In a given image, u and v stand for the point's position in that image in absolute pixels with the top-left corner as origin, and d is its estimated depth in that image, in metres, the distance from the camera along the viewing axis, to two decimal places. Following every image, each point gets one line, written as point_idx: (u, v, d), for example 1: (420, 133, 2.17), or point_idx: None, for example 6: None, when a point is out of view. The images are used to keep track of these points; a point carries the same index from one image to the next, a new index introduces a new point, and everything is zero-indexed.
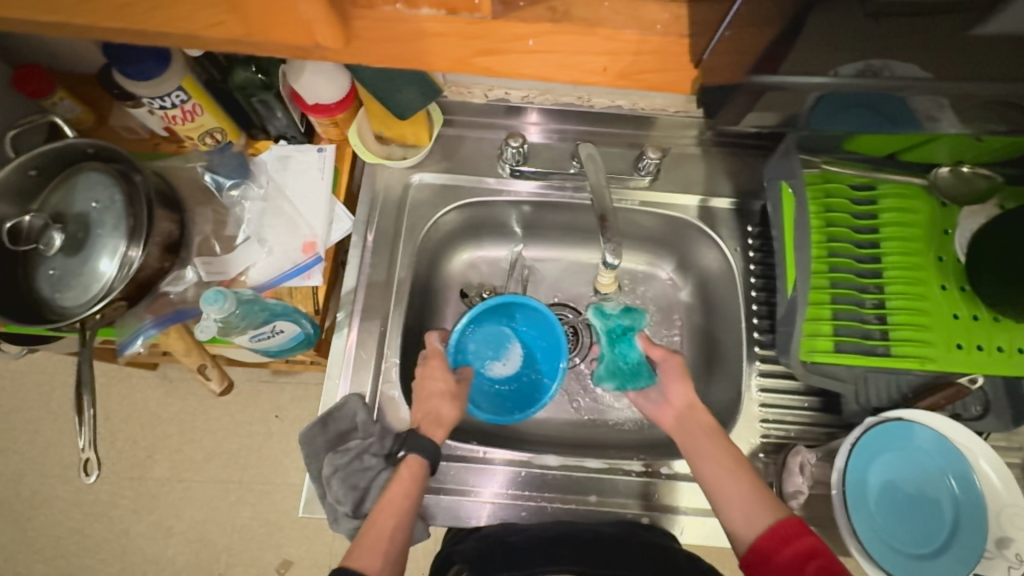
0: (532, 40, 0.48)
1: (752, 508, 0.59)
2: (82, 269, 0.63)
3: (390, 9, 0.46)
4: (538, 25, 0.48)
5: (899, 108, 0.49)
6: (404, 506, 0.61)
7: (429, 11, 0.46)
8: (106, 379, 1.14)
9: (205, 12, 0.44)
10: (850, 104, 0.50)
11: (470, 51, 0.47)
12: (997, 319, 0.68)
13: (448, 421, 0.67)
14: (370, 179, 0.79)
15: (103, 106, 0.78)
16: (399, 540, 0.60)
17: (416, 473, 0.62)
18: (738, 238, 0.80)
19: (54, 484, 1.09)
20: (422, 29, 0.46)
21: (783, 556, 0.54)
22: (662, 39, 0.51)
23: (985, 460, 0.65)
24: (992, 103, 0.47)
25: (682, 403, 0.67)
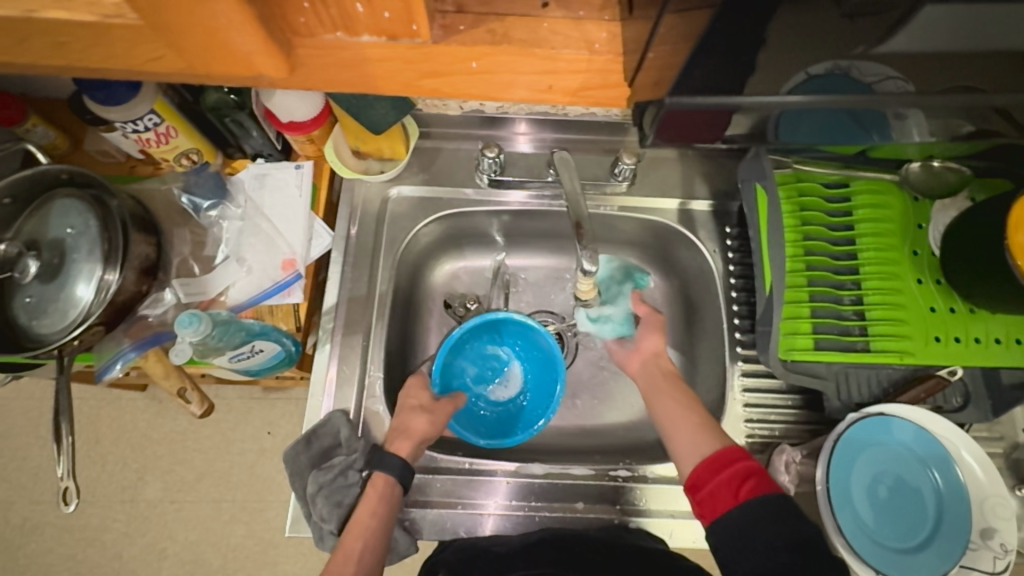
0: (475, 62, 0.46)
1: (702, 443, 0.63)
2: (59, 295, 0.62)
3: (331, 37, 0.43)
4: (477, 47, 0.45)
5: (875, 115, 0.47)
6: (373, 524, 0.62)
7: (371, 38, 0.43)
8: (94, 402, 1.13)
9: (142, 45, 0.42)
10: (819, 115, 0.48)
11: (414, 75, 0.46)
12: (971, 310, 0.69)
13: (416, 434, 0.67)
14: (348, 194, 0.79)
15: (78, 130, 0.78)
16: (368, 559, 0.61)
17: (384, 492, 0.63)
18: (717, 239, 0.80)
19: (44, 511, 1.08)
20: (364, 55, 0.44)
21: (722, 479, 0.56)
22: (598, 60, 0.46)
23: (968, 451, 0.65)
24: (963, 110, 0.45)
25: (650, 351, 0.74)
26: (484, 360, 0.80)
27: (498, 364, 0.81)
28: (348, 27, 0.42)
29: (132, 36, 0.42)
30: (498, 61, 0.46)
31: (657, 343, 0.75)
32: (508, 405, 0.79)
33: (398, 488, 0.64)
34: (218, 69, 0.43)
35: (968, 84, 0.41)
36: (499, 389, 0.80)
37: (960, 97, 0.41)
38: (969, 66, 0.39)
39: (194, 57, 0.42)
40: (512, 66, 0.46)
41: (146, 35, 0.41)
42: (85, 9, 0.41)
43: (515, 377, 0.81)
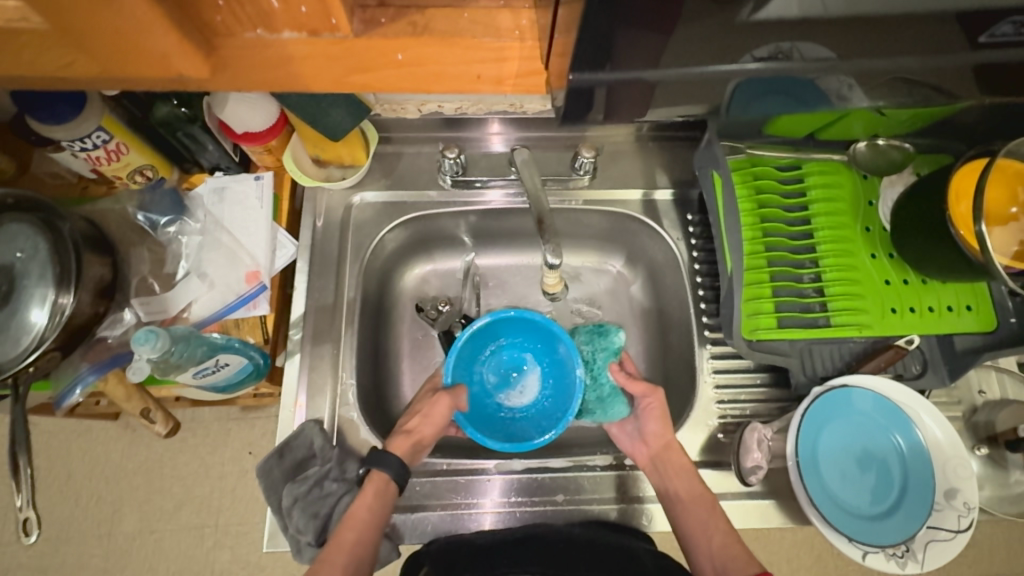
0: (400, 54, 0.41)
1: (728, 547, 0.63)
2: (10, 322, 0.60)
3: (251, 35, 0.39)
4: (400, 39, 0.40)
5: (810, 90, 0.48)
6: (368, 520, 0.61)
7: (292, 34, 0.39)
8: (64, 436, 1.09)
9: (52, 50, 0.37)
10: (767, 92, 0.49)
11: (342, 70, 0.41)
12: (924, 281, 0.72)
13: (415, 436, 0.67)
14: (311, 203, 0.79)
15: (24, 153, 0.76)
16: (360, 552, 0.60)
17: (381, 489, 0.63)
18: (679, 227, 0.82)
19: (16, 552, 1.04)
20: (288, 54, 0.40)
21: None
22: (521, 46, 0.42)
23: (926, 415, 0.68)
24: (895, 83, 0.46)
25: (659, 443, 0.69)
26: (503, 366, 0.79)
27: (513, 370, 0.79)
28: (268, 23, 0.39)
29: (36, 42, 0.36)
30: (422, 53, 0.41)
31: (663, 429, 0.69)
32: (525, 412, 0.76)
33: (394, 487, 0.64)
34: (138, 73, 0.38)
35: (901, 49, 0.40)
36: (516, 396, 0.77)
37: (892, 66, 0.42)
38: (903, 29, 0.38)
39: (110, 59, 0.37)
40: (438, 57, 0.42)
41: (52, 41, 0.36)
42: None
43: (531, 382, 0.78)
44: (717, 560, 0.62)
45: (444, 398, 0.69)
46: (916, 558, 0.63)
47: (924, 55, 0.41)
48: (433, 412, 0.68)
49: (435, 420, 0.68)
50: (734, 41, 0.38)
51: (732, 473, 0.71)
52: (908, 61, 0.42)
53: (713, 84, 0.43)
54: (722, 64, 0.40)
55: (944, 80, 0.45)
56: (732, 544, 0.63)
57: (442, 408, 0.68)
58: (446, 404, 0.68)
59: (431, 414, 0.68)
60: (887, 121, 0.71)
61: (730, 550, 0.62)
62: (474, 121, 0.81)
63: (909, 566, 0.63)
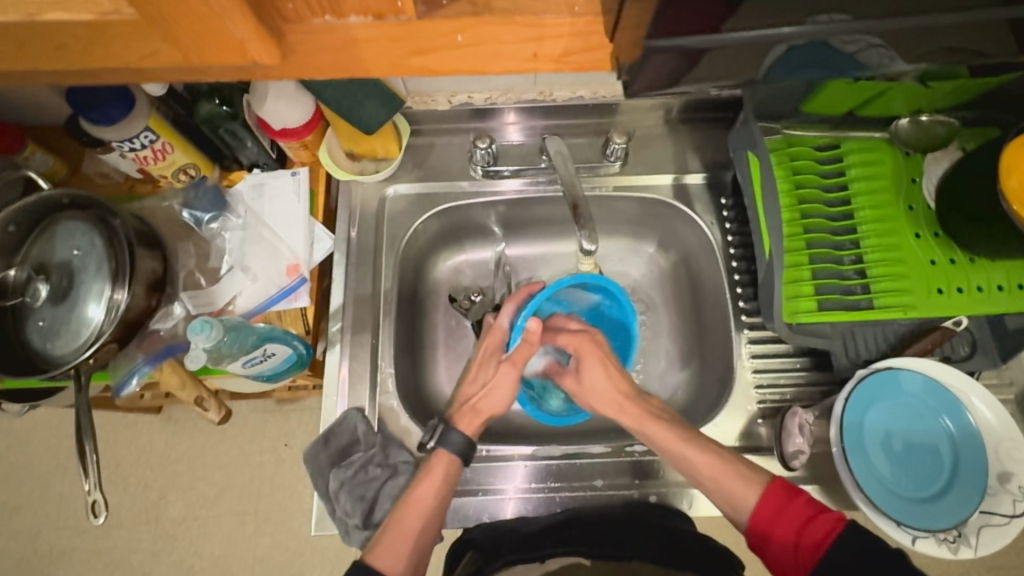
0: (460, 35, 0.41)
1: (723, 481, 0.60)
2: (71, 316, 0.63)
3: (320, 21, 0.41)
4: (461, 19, 0.41)
5: (859, 59, 0.47)
6: (433, 507, 0.62)
7: (359, 18, 0.41)
8: (112, 427, 1.14)
9: (139, 40, 0.38)
10: (814, 61, 0.47)
11: (402, 52, 0.42)
12: (972, 260, 0.69)
13: (483, 413, 0.68)
14: (345, 196, 0.81)
15: (74, 154, 0.80)
16: (424, 541, 0.61)
17: (448, 473, 0.64)
18: (713, 211, 0.81)
19: (70, 537, 1.09)
20: (352, 37, 0.41)
21: (782, 528, 0.55)
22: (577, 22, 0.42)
23: (977, 397, 0.66)
24: (948, 45, 0.45)
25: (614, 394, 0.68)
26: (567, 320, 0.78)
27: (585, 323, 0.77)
28: (336, 8, 0.40)
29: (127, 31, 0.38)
30: (482, 33, 0.41)
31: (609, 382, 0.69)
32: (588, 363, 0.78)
33: (458, 466, 0.65)
34: (214, 61, 0.40)
35: (964, 4, 0.39)
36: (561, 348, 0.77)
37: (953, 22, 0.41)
38: None
39: (191, 48, 0.38)
40: (497, 35, 0.42)
41: (145, 31, 0.38)
42: (84, 7, 0.38)
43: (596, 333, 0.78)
44: (724, 498, 0.60)
45: (511, 369, 0.68)
46: (969, 543, 0.62)
47: (986, 12, 0.39)
48: (498, 385, 0.68)
49: (502, 394, 0.68)
50: (783, 8, 0.37)
51: (773, 457, 0.71)
52: (967, 22, 0.41)
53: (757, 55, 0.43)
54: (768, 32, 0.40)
55: (1004, 42, 0.44)
56: (723, 473, 0.60)
57: (507, 384, 0.68)
58: (512, 377, 0.68)
59: (497, 388, 0.68)
60: (931, 94, 0.70)
61: (745, 489, 0.59)
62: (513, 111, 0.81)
63: (962, 551, 0.61)
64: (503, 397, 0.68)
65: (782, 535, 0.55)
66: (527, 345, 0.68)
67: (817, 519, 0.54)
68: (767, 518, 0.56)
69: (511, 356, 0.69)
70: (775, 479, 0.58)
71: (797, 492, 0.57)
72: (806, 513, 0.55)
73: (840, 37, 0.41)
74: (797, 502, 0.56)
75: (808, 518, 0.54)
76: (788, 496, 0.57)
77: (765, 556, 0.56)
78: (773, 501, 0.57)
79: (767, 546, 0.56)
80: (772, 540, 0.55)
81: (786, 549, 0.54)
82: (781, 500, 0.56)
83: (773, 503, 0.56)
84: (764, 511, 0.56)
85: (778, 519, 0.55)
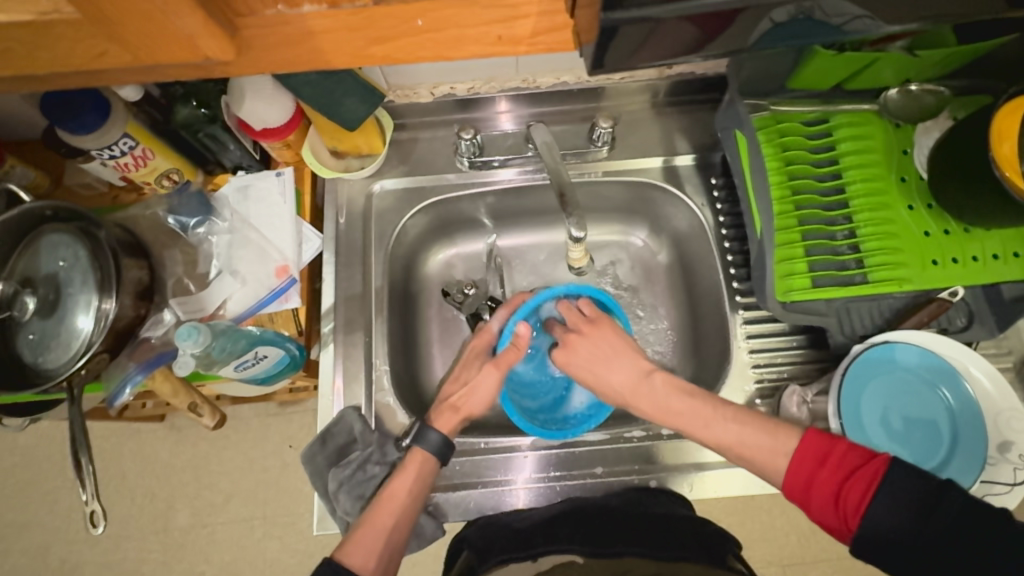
0: (421, 20, 0.40)
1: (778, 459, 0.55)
2: (60, 328, 0.63)
3: (272, 12, 0.39)
4: (419, 3, 0.39)
5: (840, 29, 0.45)
6: (407, 502, 0.62)
7: (313, 6, 0.39)
8: (115, 439, 1.14)
9: (86, 41, 0.37)
10: (796, 33, 0.46)
11: (364, 42, 0.41)
12: (967, 230, 0.68)
13: (462, 411, 0.68)
14: (332, 195, 0.80)
15: (57, 167, 0.79)
16: (395, 536, 0.61)
17: (422, 470, 0.64)
18: (704, 193, 0.80)
19: (81, 549, 1.10)
20: (308, 28, 0.39)
21: (824, 480, 0.51)
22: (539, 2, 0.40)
23: (975, 366, 0.65)
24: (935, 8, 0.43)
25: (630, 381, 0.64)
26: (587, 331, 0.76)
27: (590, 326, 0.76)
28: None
29: (77, 34, 0.36)
30: (442, 17, 0.40)
31: (619, 378, 0.65)
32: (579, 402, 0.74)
33: (435, 466, 0.65)
34: (172, 59, 0.38)
35: None
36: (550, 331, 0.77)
37: None
38: None
39: (141, 48, 0.37)
40: (461, 19, 0.40)
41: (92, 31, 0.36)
42: (25, 7, 0.35)
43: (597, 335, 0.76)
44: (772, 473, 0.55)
45: (494, 372, 0.68)
46: None
47: None
48: (479, 385, 0.69)
49: (482, 395, 0.68)
50: None
51: None
52: None
53: (734, 30, 0.42)
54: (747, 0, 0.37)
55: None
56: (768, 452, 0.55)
57: (489, 383, 0.68)
58: (495, 378, 0.69)
59: (478, 386, 0.69)
60: (919, 64, 0.68)
61: (774, 460, 0.55)
62: (510, 98, 0.80)
63: None
64: (484, 398, 0.68)
65: (824, 486, 0.51)
66: (514, 349, 0.68)
67: (858, 472, 0.50)
68: (807, 474, 0.52)
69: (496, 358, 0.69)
70: (808, 434, 0.53)
71: (833, 444, 0.52)
72: (849, 464, 0.50)
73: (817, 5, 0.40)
74: (835, 452, 0.51)
75: (853, 467, 0.50)
76: (826, 446, 0.52)
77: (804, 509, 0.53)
78: (808, 461, 0.52)
79: (809, 506, 0.52)
80: (814, 502, 0.52)
81: (828, 505, 0.51)
82: (816, 458, 0.52)
83: (812, 457, 0.52)
84: (803, 466, 0.52)
85: (816, 481, 0.51)
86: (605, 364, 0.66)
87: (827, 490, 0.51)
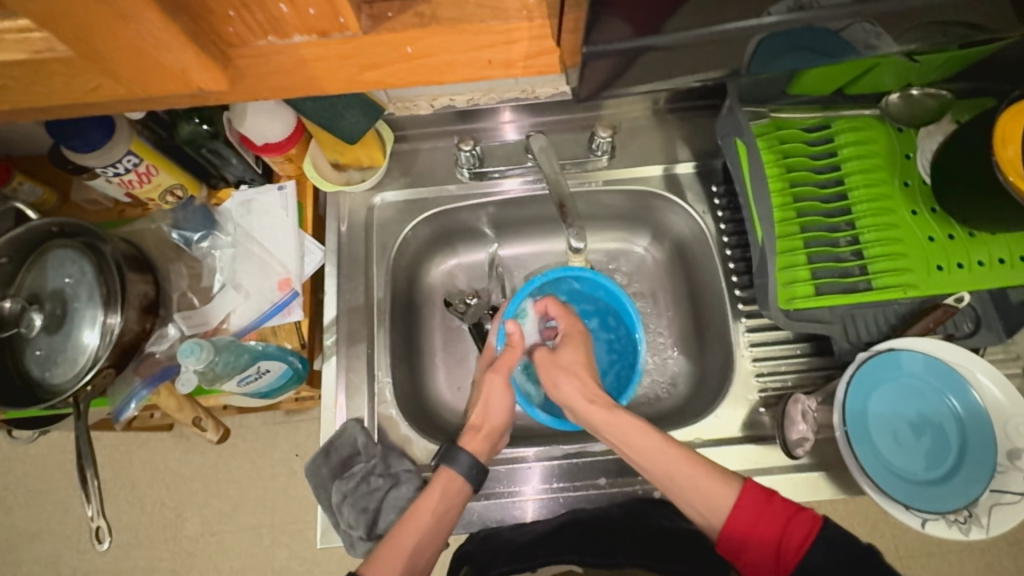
0: (410, 47, 0.39)
1: (700, 485, 0.58)
2: (66, 344, 0.64)
3: (264, 43, 0.37)
4: (408, 31, 0.38)
5: (833, 42, 0.45)
6: (432, 524, 0.62)
7: (302, 37, 0.37)
8: (124, 448, 1.15)
9: (81, 77, 0.37)
10: (788, 48, 0.45)
11: (353, 69, 0.40)
12: (972, 234, 0.67)
13: (483, 429, 0.69)
14: (334, 208, 0.80)
15: (64, 183, 0.80)
16: (419, 556, 0.62)
17: (449, 488, 0.64)
18: (705, 200, 0.80)
19: (91, 558, 1.10)
20: (300, 58, 0.38)
21: (758, 525, 0.54)
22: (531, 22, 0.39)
23: (983, 373, 0.64)
24: (928, 21, 0.42)
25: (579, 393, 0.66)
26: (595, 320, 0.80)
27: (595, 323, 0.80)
28: (278, 29, 0.36)
29: (70, 70, 0.37)
30: (433, 44, 0.39)
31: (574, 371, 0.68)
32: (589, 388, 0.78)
33: (464, 489, 0.65)
34: (162, 91, 0.38)
35: None
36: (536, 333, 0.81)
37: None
38: None
39: (134, 82, 0.37)
40: (448, 45, 0.39)
41: (86, 69, 0.36)
42: None
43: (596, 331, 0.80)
44: (703, 503, 0.58)
45: (496, 376, 0.70)
46: (980, 523, 0.60)
47: None
48: (491, 398, 0.70)
49: (498, 407, 0.70)
50: None
51: (777, 446, 0.70)
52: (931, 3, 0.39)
53: (727, 49, 0.41)
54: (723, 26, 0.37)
55: (983, 13, 0.42)
56: (699, 476, 0.58)
57: (498, 393, 0.70)
58: (500, 383, 0.71)
59: (491, 399, 0.70)
60: (918, 68, 0.68)
61: (718, 493, 0.57)
62: (510, 110, 0.81)
63: (973, 531, 0.60)
64: (500, 409, 0.70)
65: (763, 539, 0.54)
66: (513, 350, 0.71)
67: (796, 519, 0.53)
68: (747, 525, 0.55)
69: (496, 364, 0.71)
70: (747, 483, 0.57)
71: (769, 494, 0.56)
72: (785, 514, 0.54)
73: (811, 23, 0.39)
74: (775, 502, 0.55)
75: (789, 518, 0.54)
76: (765, 495, 0.56)
77: (741, 562, 0.55)
78: (750, 506, 0.55)
79: (744, 552, 0.55)
80: (749, 548, 0.55)
81: (764, 551, 0.54)
82: (758, 504, 0.55)
83: (752, 507, 0.55)
84: (744, 515, 0.55)
85: (757, 524, 0.54)
86: (567, 369, 0.68)
87: (761, 535, 0.54)
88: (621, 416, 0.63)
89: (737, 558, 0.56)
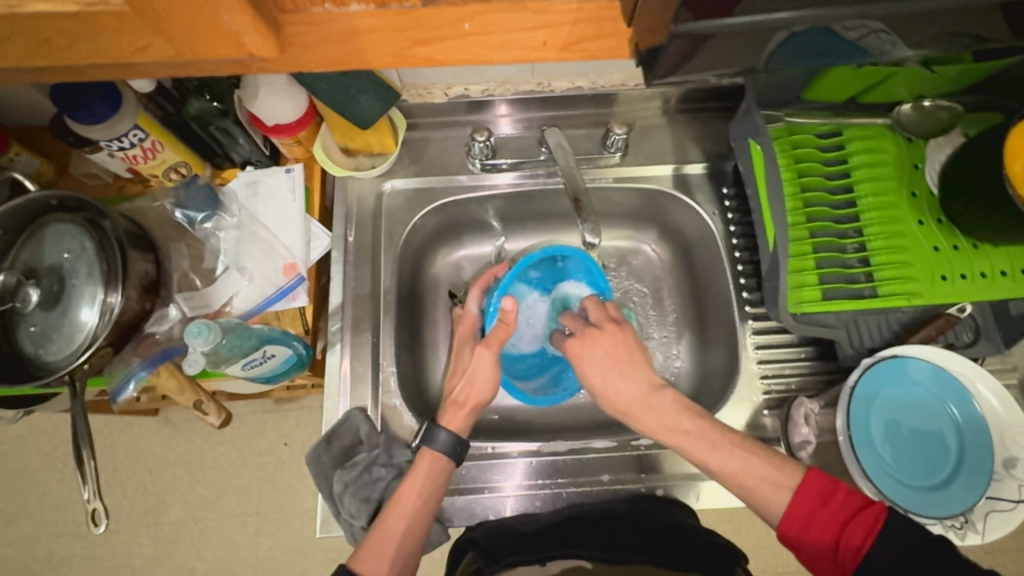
0: (467, 23, 0.41)
1: (779, 496, 0.56)
2: (63, 321, 0.62)
3: (320, 9, 0.40)
4: (468, 7, 0.40)
5: (850, 48, 0.45)
6: (418, 507, 0.62)
7: (360, 6, 0.40)
8: (108, 432, 1.12)
9: (128, 35, 0.37)
10: (811, 52, 0.46)
11: (404, 44, 0.41)
12: (976, 245, 0.68)
13: (467, 405, 0.67)
14: (342, 193, 0.79)
15: (62, 156, 0.78)
16: (409, 542, 0.60)
17: (433, 470, 0.64)
18: (715, 202, 0.80)
19: (69, 543, 1.08)
20: (354, 27, 0.40)
21: (816, 520, 0.54)
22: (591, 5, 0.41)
23: (983, 384, 0.66)
24: (946, 31, 0.43)
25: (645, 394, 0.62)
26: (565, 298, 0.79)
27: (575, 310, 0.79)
28: None
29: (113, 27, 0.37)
30: (491, 20, 0.41)
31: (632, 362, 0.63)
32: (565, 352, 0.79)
33: (447, 466, 0.65)
34: (211, 55, 0.39)
35: None
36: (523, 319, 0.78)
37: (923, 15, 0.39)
38: None
39: (184, 43, 0.37)
40: (506, 23, 0.41)
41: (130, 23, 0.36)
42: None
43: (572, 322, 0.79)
44: (780, 513, 0.56)
45: (488, 351, 0.68)
46: (976, 529, 0.62)
47: None
48: (479, 371, 0.68)
49: (483, 382, 0.68)
50: None
51: (780, 448, 0.70)
52: (940, 8, 0.39)
53: (762, 43, 0.41)
54: (770, 20, 0.38)
55: (1000, 25, 0.43)
56: (773, 485, 0.56)
57: (486, 364, 0.68)
58: (490, 358, 0.68)
59: (478, 372, 0.68)
60: (933, 79, 0.69)
61: (775, 498, 0.56)
62: (502, 103, 0.79)
63: (969, 537, 0.62)
64: (485, 383, 0.68)
65: (824, 535, 0.53)
66: (502, 326, 0.69)
67: (857, 517, 0.52)
68: (805, 520, 0.54)
69: (485, 338, 0.69)
70: (812, 474, 0.55)
71: (835, 487, 0.54)
72: (846, 512, 0.53)
73: (830, 24, 0.39)
74: (834, 500, 0.54)
75: (851, 514, 0.52)
76: (827, 492, 0.54)
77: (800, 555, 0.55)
78: (809, 500, 0.54)
79: (803, 547, 0.54)
80: (808, 542, 0.54)
81: (825, 549, 0.53)
82: (817, 500, 0.54)
83: (809, 504, 0.54)
84: (801, 510, 0.54)
85: (815, 520, 0.53)
86: (620, 368, 0.63)
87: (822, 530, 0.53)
88: (700, 419, 0.60)
89: (795, 550, 0.55)
